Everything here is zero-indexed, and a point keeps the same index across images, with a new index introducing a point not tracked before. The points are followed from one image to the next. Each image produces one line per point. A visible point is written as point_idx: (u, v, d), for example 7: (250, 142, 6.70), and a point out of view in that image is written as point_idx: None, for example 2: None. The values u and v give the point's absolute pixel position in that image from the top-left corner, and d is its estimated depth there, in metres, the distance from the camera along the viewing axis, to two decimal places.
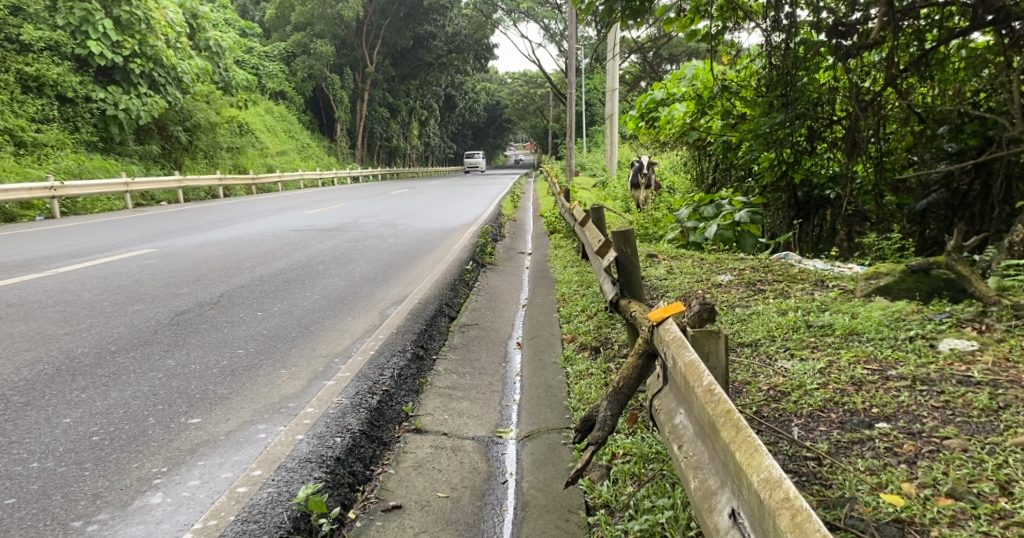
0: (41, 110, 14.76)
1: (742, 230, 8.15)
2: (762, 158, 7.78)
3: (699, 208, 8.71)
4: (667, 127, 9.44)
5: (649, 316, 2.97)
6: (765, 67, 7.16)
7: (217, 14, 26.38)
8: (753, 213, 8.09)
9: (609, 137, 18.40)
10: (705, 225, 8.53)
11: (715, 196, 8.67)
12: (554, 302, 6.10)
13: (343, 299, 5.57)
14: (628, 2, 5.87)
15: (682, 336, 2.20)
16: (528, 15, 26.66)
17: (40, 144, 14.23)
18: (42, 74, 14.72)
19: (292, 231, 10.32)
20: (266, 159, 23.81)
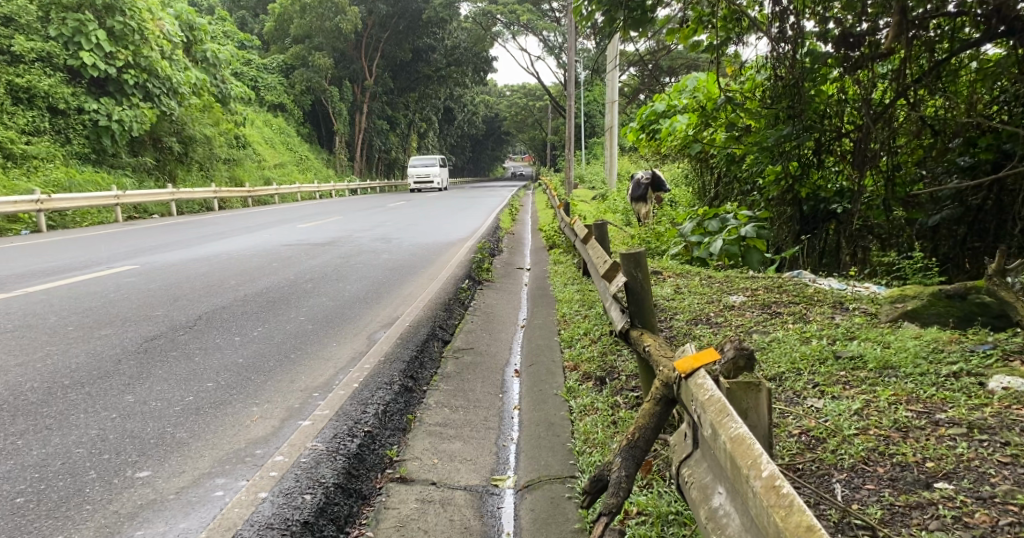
0: (32, 122, 14.43)
1: (747, 245, 7.87)
2: (768, 173, 7.41)
3: (703, 222, 8.44)
4: (668, 140, 9.16)
5: (663, 355, 2.62)
6: (769, 79, 6.84)
7: (214, 27, 26.17)
8: (760, 226, 7.81)
9: (610, 149, 18.13)
10: (710, 239, 8.21)
11: (720, 210, 8.41)
12: (554, 323, 5.74)
13: (328, 321, 5.22)
14: (631, 10, 5.54)
15: (725, 399, 1.86)
16: (527, 27, 26.49)
17: (29, 156, 13.92)
18: (33, 86, 14.42)
19: (284, 246, 9.99)
20: (264, 171, 23.51)
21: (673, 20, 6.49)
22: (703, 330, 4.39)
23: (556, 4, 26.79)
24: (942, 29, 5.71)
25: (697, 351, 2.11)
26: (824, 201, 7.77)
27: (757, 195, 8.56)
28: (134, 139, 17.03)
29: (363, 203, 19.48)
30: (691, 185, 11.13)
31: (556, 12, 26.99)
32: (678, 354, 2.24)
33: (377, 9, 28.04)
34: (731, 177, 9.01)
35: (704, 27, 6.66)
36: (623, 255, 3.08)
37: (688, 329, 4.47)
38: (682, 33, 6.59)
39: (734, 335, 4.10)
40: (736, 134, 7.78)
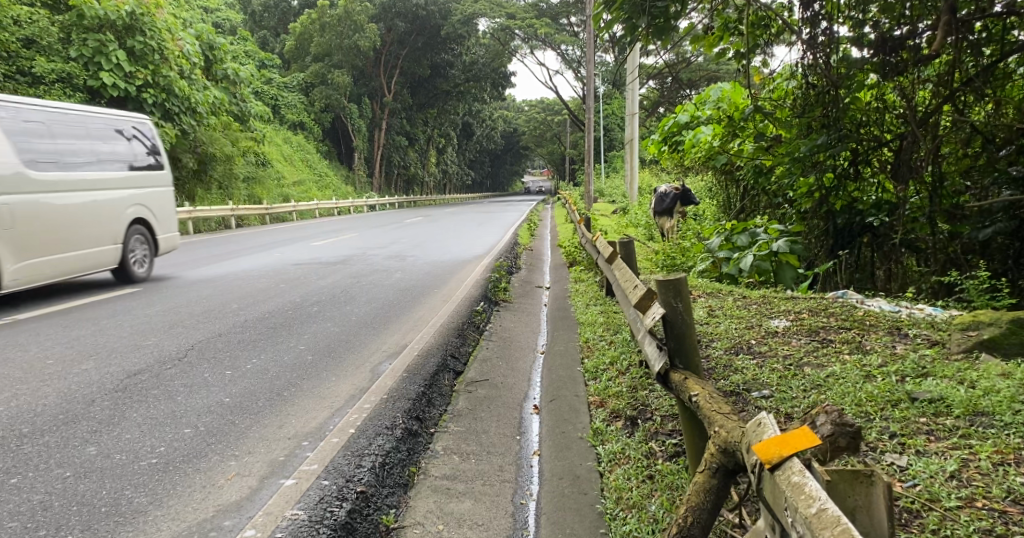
0: None
1: (780, 261, 7.31)
2: (801, 186, 6.88)
3: (733, 236, 7.93)
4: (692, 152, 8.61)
5: (709, 409, 2.21)
6: (800, 87, 6.37)
7: (235, 47, 26.20)
8: (793, 241, 7.25)
9: (631, 163, 17.70)
10: (739, 254, 7.68)
11: (749, 223, 7.86)
12: (577, 350, 5.27)
13: (330, 351, 4.78)
14: (653, 16, 5.08)
15: (841, 514, 1.60)
16: (546, 42, 26.22)
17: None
18: (52, 106, 14.06)
19: (295, 265, 9.64)
20: (283, 188, 23.34)
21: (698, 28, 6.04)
22: (746, 361, 3.92)
23: (575, 18, 26.54)
24: (986, 32, 5.25)
25: (786, 434, 1.80)
26: (860, 214, 7.05)
27: (789, 207, 8.07)
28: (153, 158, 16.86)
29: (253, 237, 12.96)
30: (715, 197, 10.64)
31: (575, 26, 26.72)
32: (752, 429, 1.92)
33: (396, 26, 27.91)
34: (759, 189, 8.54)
35: (731, 33, 6.17)
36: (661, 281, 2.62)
37: (733, 359, 4.04)
38: (709, 40, 6.14)
39: (785, 369, 3.64)
40: (767, 145, 7.29)
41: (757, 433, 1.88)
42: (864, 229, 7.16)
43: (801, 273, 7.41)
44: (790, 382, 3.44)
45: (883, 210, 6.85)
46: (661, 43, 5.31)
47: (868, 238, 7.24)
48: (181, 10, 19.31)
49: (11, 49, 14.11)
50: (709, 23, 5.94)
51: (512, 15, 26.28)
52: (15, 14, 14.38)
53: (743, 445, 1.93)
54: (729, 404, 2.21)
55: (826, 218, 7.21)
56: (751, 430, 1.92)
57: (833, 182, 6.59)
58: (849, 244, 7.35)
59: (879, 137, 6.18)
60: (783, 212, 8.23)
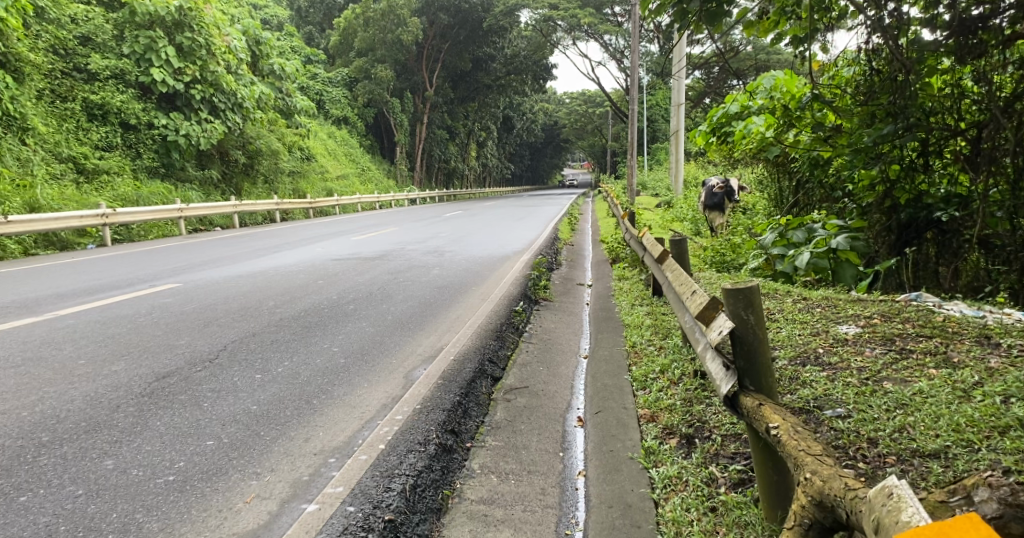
0: (105, 138, 14.58)
1: (839, 258, 6.87)
2: (861, 179, 6.38)
3: (787, 232, 7.46)
4: (743, 143, 8.11)
5: (806, 455, 2.10)
6: (863, 73, 5.86)
7: (280, 43, 26.38)
8: (853, 237, 6.81)
9: (675, 155, 17.29)
10: (795, 251, 7.25)
11: (806, 218, 7.44)
12: (623, 355, 5.01)
13: (365, 354, 4.58)
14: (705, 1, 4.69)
15: None
16: (590, 33, 25.76)
17: (100, 172, 13.93)
18: (106, 102, 14.59)
19: (333, 260, 9.49)
20: (327, 183, 23.41)
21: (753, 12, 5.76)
22: (817, 373, 3.75)
23: (619, 8, 26.05)
24: None
25: (943, 527, 1.66)
26: (925, 207, 6.49)
27: (848, 202, 7.58)
28: (201, 152, 17.00)
29: (295, 235, 12.90)
30: (765, 190, 10.21)
31: (618, 16, 26.28)
32: (881, 503, 1.81)
33: (439, 19, 27.76)
34: (814, 182, 8.12)
35: (788, 18, 5.71)
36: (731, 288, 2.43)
37: (810, 371, 3.80)
38: (763, 25, 5.76)
39: (864, 384, 3.50)
40: (825, 136, 6.80)
41: (892, 511, 1.77)
42: (928, 224, 6.58)
43: (862, 271, 6.97)
44: (872, 399, 3.29)
45: (952, 203, 6.37)
46: (713, 30, 4.97)
47: (933, 233, 6.68)
48: (229, 7, 19.43)
49: (70, 46, 14.81)
50: (765, 7, 5.58)
51: (555, 5, 25.84)
52: (72, 14, 15.12)
53: (870, 520, 1.82)
54: (819, 445, 2.13)
55: (887, 212, 6.67)
56: (881, 503, 1.80)
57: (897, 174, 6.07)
58: (913, 241, 6.78)
59: (951, 125, 5.55)
60: (843, 206, 7.74)
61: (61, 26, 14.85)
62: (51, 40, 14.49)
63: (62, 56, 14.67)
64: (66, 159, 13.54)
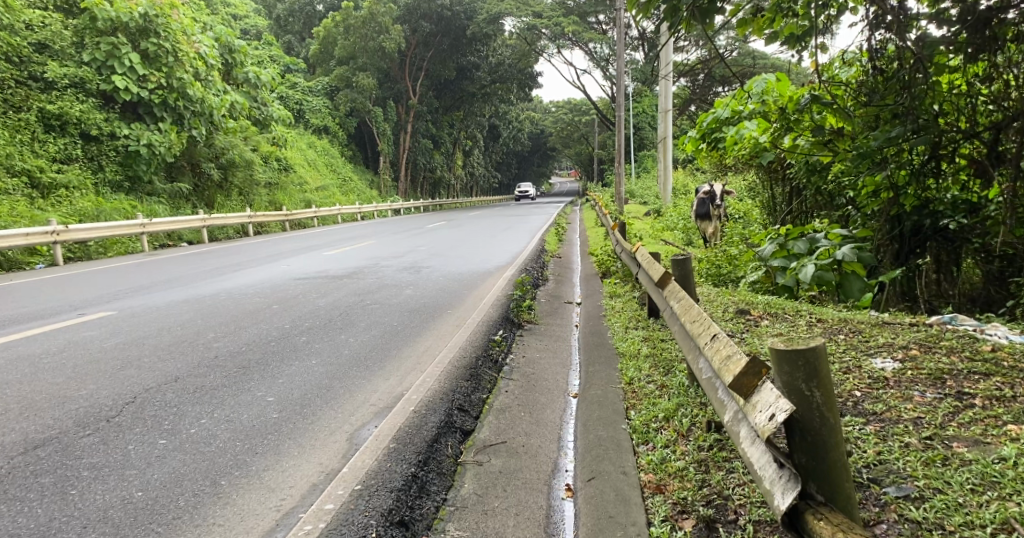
0: (63, 149, 13.62)
1: (844, 269, 5.91)
2: (865, 185, 5.58)
3: (787, 242, 6.52)
4: (735, 151, 7.18)
5: None
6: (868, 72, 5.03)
7: (257, 52, 25.53)
8: (859, 246, 5.84)
9: (663, 162, 16.63)
10: (798, 264, 6.24)
11: (806, 227, 6.51)
12: (617, 394, 4.23)
13: (305, 405, 3.76)
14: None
15: None
16: (575, 40, 25.15)
17: (57, 186, 12.98)
18: (65, 112, 13.60)
19: (297, 279, 8.65)
20: (307, 194, 22.52)
21: (745, 9, 4.87)
22: (860, 429, 2.95)
23: (603, 15, 25.51)
24: None
25: None
26: (931, 214, 5.70)
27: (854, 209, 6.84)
28: (171, 165, 16.12)
29: (264, 253, 12.04)
30: (759, 197, 9.47)
31: (603, 23, 25.70)
32: None
33: (421, 28, 27.03)
34: (816, 189, 7.35)
35: (783, 15, 4.80)
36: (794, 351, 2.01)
37: (857, 425, 2.98)
38: (758, 23, 4.82)
39: (925, 450, 2.69)
40: (826, 140, 6.07)
41: None
42: (933, 233, 5.79)
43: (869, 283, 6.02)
44: (942, 473, 2.50)
45: (961, 210, 5.59)
46: (708, 29, 4.28)
47: (936, 244, 5.85)
48: (201, 15, 18.51)
49: (24, 54, 13.69)
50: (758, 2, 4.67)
51: (539, 13, 25.17)
52: (28, 19, 14.09)
53: None
54: None
55: (892, 220, 5.88)
56: None
57: (906, 179, 5.27)
58: (920, 250, 5.93)
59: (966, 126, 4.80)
60: (847, 214, 7.00)
61: (14, 32, 13.75)
62: (3, 47, 13.23)
63: (15, 63, 13.56)
64: (19, 173, 12.53)
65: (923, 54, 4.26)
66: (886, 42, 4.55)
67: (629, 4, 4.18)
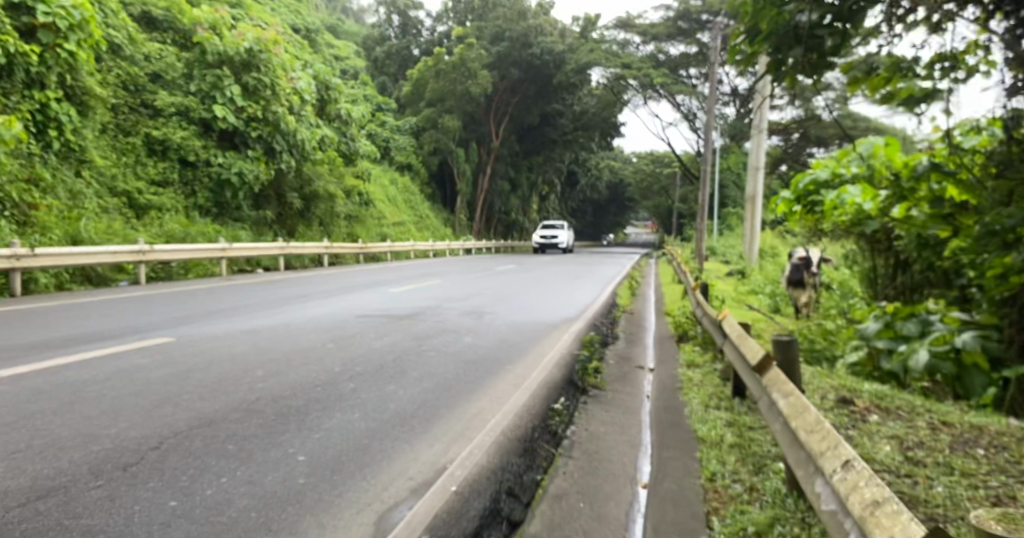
0: (163, 173, 14.02)
1: (963, 359, 4.98)
2: (988, 270, 4.69)
3: (896, 322, 5.62)
4: (836, 218, 6.37)
5: None
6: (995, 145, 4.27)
7: (349, 91, 26.19)
8: (984, 335, 4.91)
9: (749, 222, 15.80)
10: (907, 347, 5.31)
11: (920, 306, 5.59)
12: (696, 492, 3.61)
13: (338, 472, 3.32)
14: (807, 48, 3.61)
15: None
16: (663, 94, 24.76)
17: (152, 208, 13.24)
18: (167, 137, 14.01)
19: (359, 316, 8.34)
20: (384, 228, 22.62)
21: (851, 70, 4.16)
22: None
23: (694, 71, 25.03)
24: None
25: None
26: None
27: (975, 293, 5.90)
28: (258, 192, 16.32)
29: (336, 286, 11.90)
30: (858, 267, 8.62)
31: (692, 78, 25.20)
32: None
33: (509, 74, 27.16)
34: (928, 267, 6.52)
35: (903, 75, 4.12)
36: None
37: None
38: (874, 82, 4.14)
39: None
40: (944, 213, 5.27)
41: None
42: None
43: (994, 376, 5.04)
44: None
45: None
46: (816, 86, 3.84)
47: None
48: (300, 52, 18.98)
49: (139, 83, 14.44)
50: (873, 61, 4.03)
51: (628, 65, 24.67)
52: (147, 52, 14.80)
53: None
54: None
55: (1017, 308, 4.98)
56: None
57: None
58: None
59: None
60: (965, 296, 6.15)
61: (134, 63, 14.56)
62: (121, 75, 14.08)
63: (131, 91, 14.36)
64: (120, 193, 12.91)
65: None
66: (1020, 111, 3.95)
67: (728, 55, 3.90)
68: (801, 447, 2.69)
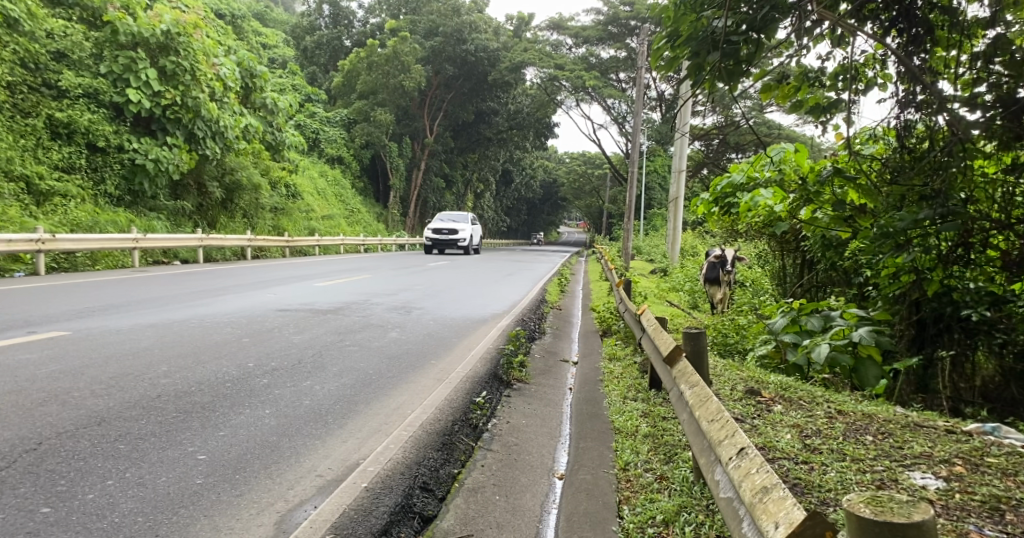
0: (68, 158, 13.26)
1: (862, 353, 5.09)
2: (885, 266, 4.93)
3: (800, 317, 5.69)
4: (749, 219, 6.59)
5: None
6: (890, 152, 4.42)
7: (277, 80, 25.48)
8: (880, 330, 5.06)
9: (674, 222, 16.15)
10: (811, 342, 5.40)
11: (822, 303, 5.71)
12: (609, 482, 3.63)
13: (240, 472, 3.20)
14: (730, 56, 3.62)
15: None
16: (594, 96, 25.02)
17: (54, 194, 12.51)
18: (72, 120, 13.30)
19: (277, 310, 8.10)
20: (311, 221, 22.09)
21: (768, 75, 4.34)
22: None
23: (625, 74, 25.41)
24: None
25: None
26: (952, 303, 5.07)
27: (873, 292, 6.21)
28: (176, 182, 15.68)
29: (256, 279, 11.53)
30: (770, 266, 8.94)
31: (624, 82, 25.59)
32: None
33: (444, 70, 27.16)
34: (832, 267, 6.84)
35: (812, 85, 4.32)
36: (887, 526, 1.67)
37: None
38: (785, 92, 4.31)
39: None
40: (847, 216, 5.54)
41: None
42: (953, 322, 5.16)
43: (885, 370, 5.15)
44: None
45: (983, 301, 4.94)
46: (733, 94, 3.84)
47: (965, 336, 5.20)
48: (225, 39, 18.34)
49: (41, 61, 13.43)
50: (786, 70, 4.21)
51: (562, 66, 24.80)
52: (50, 28, 13.76)
53: None
54: None
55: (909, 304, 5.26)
56: None
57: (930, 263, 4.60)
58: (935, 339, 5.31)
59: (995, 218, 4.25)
60: (863, 295, 6.45)
61: (34, 39, 13.54)
62: (20, 51, 13.03)
63: (31, 70, 13.33)
64: (18, 178, 12.09)
65: (956, 140, 3.81)
66: (913, 123, 4.13)
67: (654, 61, 3.89)
68: (704, 436, 2.72)
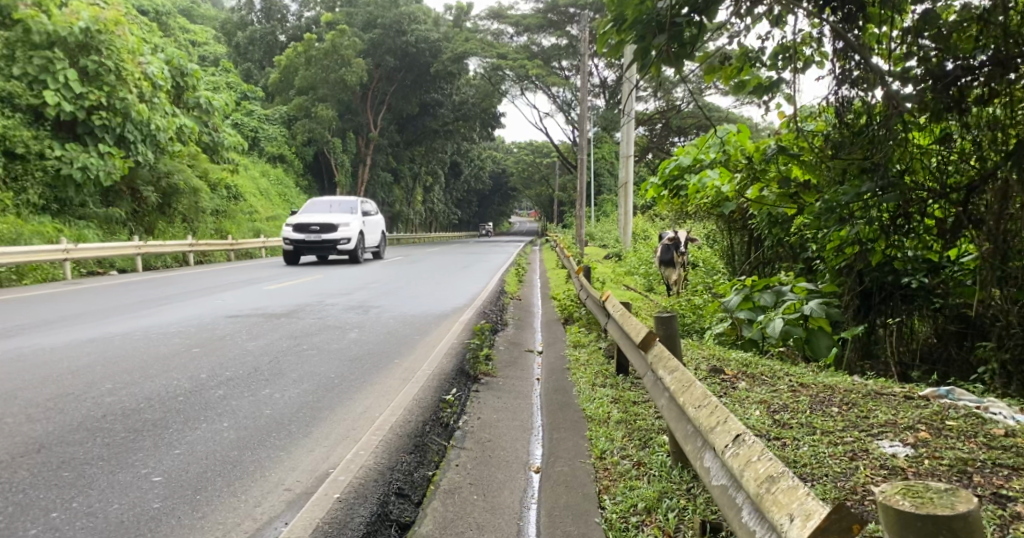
0: None
1: (812, 325, 5.12)
2: (829, 238, 4.82)
3: (753, 294, 5.72)
4: (699, 201, 6.60)
5: None
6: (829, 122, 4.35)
7: (210, 78, 24.65)
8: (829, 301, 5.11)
9: (625, 206, 16.22)
10: (764, 317, 5.43)
11: (773, 278, 5.76)
12: (587, 472, 3.56)
13: (201, 491, 3.03)
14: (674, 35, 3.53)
15: None
16: (539, 85, 24.93)
17: None
18: None
19: (226, 317, 7.80)
20: (255, 223, 21.52)
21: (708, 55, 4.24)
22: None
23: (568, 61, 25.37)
24: None
25: None
26: (893, 270, 5.22)
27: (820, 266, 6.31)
28: (107, 189, 15.05)
29: (201, 286, 11.12)
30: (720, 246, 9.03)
31: (567, 69, 25.56)
32: None
33: (384, 62, 26.70)
34: (778, 245, 6.92)
35: (754, 64, 4.26)
36: (931, 517, 1.38)
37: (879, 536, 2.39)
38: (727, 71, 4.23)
39: None
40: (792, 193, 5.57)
41: None
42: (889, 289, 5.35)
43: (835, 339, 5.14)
44: None
45: (921, 269, 5.12)
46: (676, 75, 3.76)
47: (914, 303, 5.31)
48: (153, 37, 17.63)
49: None
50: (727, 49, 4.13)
51: (504, 55, 24.69)
52: None
53: None
54: None
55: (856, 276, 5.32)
56: None
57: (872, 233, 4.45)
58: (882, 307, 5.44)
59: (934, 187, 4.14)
60: (810, 268, 6.55)
61: None
62: None
63: None
64: None
65: (895, 112, 3.79)
66: (853, 98, 4.02)
67: (602, 46, 3.78)
68: (689, 422, 2.66)
